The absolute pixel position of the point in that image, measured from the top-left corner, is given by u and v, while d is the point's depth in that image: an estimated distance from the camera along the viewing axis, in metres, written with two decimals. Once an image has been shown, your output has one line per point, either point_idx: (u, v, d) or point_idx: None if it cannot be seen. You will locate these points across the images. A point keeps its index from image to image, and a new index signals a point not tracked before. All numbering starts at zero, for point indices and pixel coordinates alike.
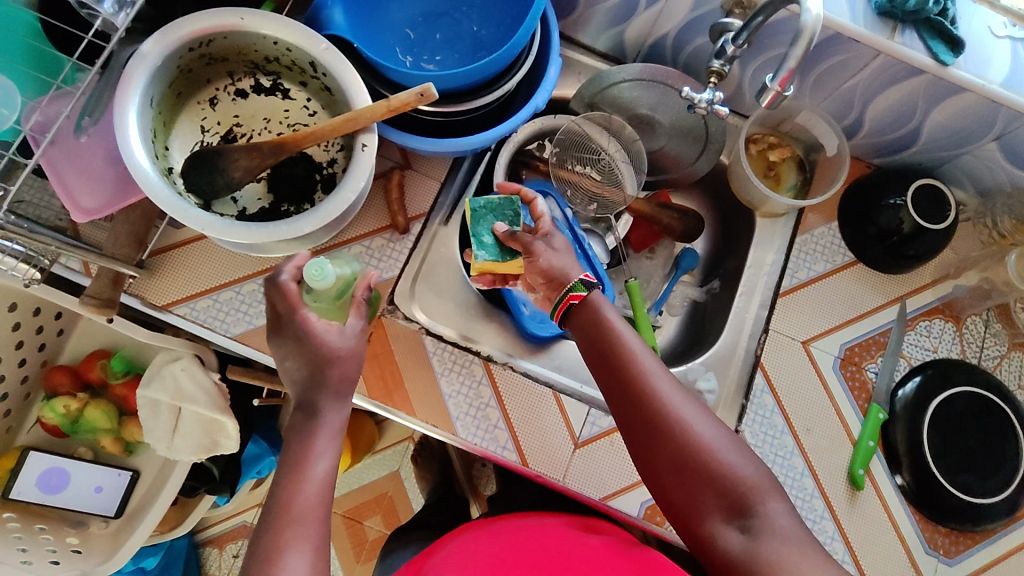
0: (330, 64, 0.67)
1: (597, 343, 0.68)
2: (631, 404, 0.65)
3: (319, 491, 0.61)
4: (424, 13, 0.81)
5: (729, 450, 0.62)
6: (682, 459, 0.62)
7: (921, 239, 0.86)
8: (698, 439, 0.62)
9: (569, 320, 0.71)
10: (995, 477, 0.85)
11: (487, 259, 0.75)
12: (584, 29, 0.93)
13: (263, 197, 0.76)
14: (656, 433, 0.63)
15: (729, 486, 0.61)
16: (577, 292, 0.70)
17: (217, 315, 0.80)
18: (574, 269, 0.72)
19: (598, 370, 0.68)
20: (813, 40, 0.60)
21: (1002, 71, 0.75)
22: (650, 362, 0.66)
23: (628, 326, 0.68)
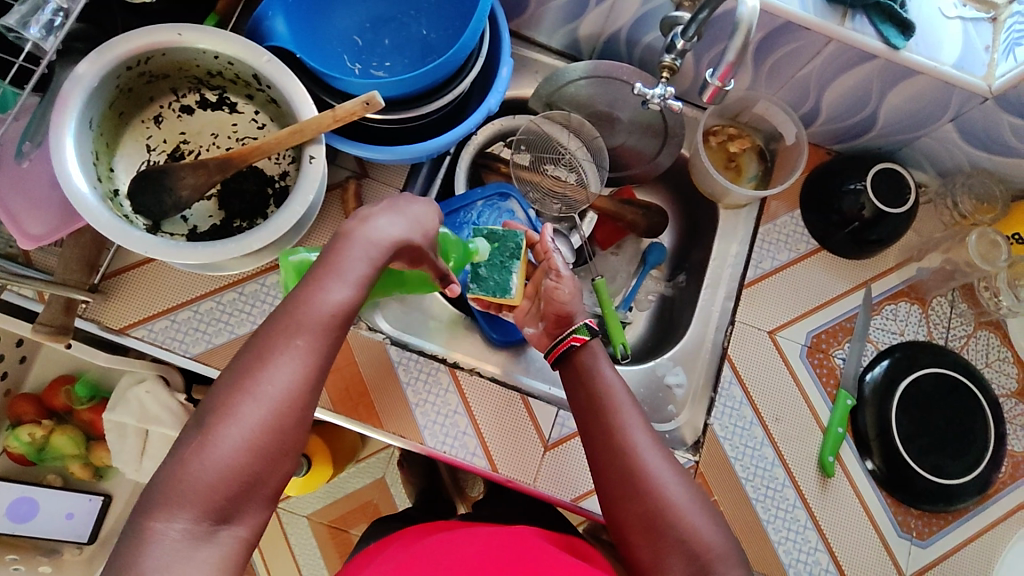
0: (273, 75, 0.66)
1: (586, 390, 0.68)
2: (609, 456, 0.64)
3: (338, 319, 0.54)
4: (371, 19, 0.80)
5: (699, 515, 0.61)
6: (651, 519, 0.61)
7: (883, 223, 0.86)
8: (669, 500, 0.61)
9: (564, 361, 0.72)
10: (964, 457, 0.85)
11: (480, 292, 0.77)
12: (538, 28, 0.92)
13: (214, 214, 0.75)
14: (629, 488, 0.62)
15: (695, 551, 0.59)
16: (579, 334, 0.71)
17: (176, 335, 0.79)
18: (580, 314, 0.75)
19: (582, 417, 0.68)
20: (751, 33, 0.60)
21: (952, 53, 0.75)
22: (634, 417, 0.66)
23: (617, 378, 0.69)
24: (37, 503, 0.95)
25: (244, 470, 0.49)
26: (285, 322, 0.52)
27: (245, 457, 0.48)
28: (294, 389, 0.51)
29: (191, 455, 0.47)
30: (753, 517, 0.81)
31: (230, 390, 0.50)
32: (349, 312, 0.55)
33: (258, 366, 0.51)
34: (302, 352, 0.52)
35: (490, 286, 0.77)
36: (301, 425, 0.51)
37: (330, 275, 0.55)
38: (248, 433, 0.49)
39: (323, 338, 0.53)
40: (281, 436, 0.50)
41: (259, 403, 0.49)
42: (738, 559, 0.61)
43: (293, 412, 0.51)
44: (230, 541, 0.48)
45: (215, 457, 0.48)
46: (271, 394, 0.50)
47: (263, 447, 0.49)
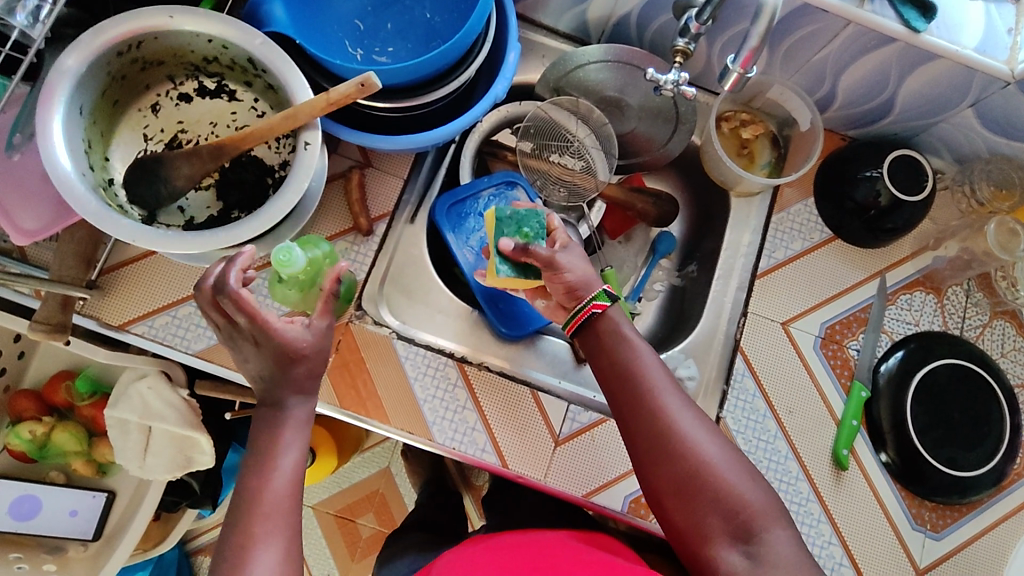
0: (268, 59, 0.64)
1: (610, 358, 0.70)
2: (640, 421, 0.67)
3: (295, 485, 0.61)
4: (373, 2, 0.76)
5: (734, 472, 0.64)
6: (687, 480, 0.64)
7: (899, 211, 0.84)
8: (704, 460, 0.64)
9: (583, 331, 0.71)
10: (980, 448, 0.84)
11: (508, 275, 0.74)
12: (545, 10, 0.90)
13: (212, 205, 0.73)
14: (663, 452, 0.65)
15: (732, 508, 0.63)
16: (601, 301, 0.70)
17: (177, 332, 0.77)
18: (596, 280, 0.71)
19: (610, 385, 0.70)
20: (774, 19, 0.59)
21: (975, 37, 0.73)
22: (663, 381, 0.67)
23: (641, 341, 0.70)
24: (41, 500, 0.94)
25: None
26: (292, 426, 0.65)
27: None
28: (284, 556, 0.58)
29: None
30: None
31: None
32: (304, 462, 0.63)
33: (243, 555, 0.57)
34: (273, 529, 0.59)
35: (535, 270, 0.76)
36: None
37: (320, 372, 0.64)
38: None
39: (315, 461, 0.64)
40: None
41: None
42: (779, 515, 0.63)
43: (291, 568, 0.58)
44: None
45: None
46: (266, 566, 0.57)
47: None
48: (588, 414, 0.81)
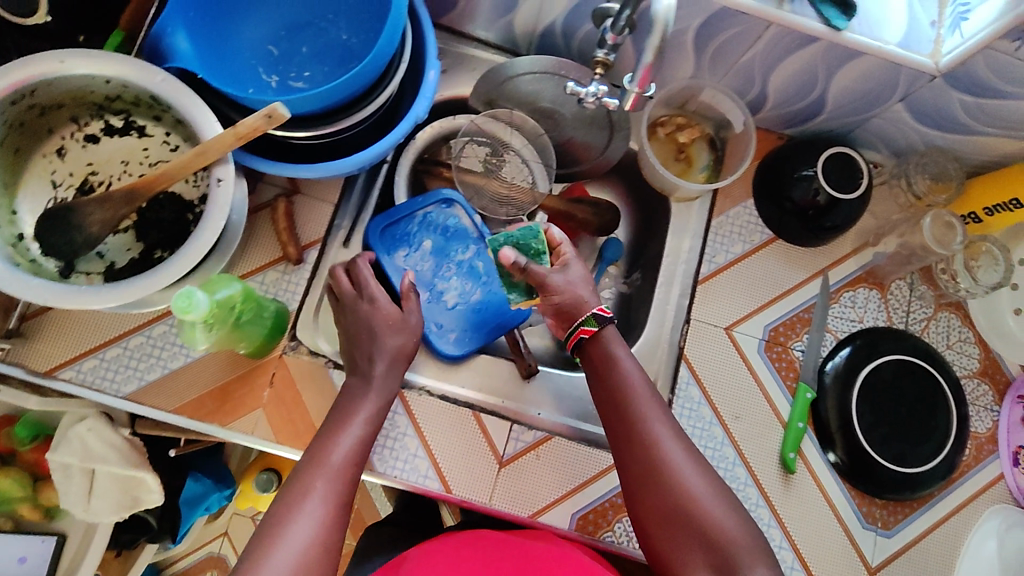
0: (170, 95, 0.62)
1: (605, 383, 0.71)
2: (631, 448, 0.68)
3: (351, 462, 0.64)
4: (286, 26, 0.74)
5: (718, 505, 0.64)
6: (673, 510, 0.64)
7: (838, 209, 0.84)
8: (689, 491, 0.64)
9: (581, 350, 0.74)
10: (928, 443, 0.84)
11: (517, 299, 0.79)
12: (472, 22, 0.88)
13: (132, 247, 0.70)
14: (650, 480, 0.66)
15: (715, 542, 0.62)
16: (588, 326, 0.72)
17: (106, 375, 0.75)
18: (589, 300, 0.74)
19: (604, 411, 0.72)
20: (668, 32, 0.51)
21: (898, 32, 0.72)
22: (653, 409, 0.69)
23: (636, 369, 0.72)
24: None
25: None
26: (312, 459, 0.63)
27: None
28: (320, 529, 0.59)
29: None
30: None
31: (261, 545, 0.57)
32: (364, 446, 0.66)
33: (285, 516, 0.59)
34: (322, 492, 0.61)
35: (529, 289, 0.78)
36: (327, 563, 0.58)
37: (344, 419, 0.67)
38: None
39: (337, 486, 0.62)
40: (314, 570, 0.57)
41: (288, 550, 0.57)
42: (760, 552, 0.62)
43: (324, 546, 0.58)
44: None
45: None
46: (301, 533, 0.58)
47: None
48: (532, 433, 0.80)
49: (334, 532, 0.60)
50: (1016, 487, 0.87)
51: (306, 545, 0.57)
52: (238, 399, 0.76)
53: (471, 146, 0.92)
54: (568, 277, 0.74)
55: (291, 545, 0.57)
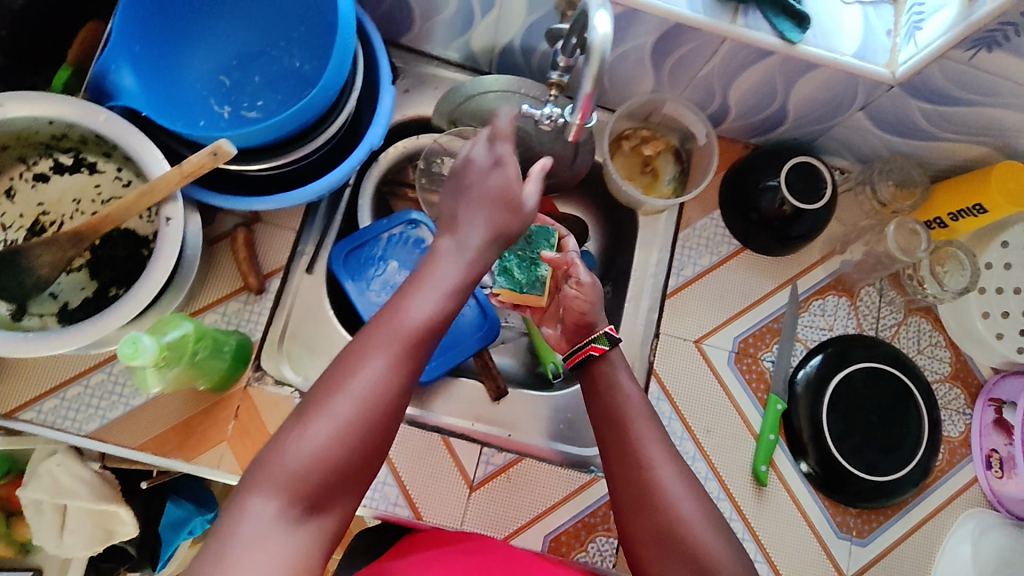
0: (114, 134, 0.61)
1: (603, 404, 0.71)
2: (626, 469, 0.67)
3: (434, 322, 0.55)
4: (237, 55, 0.73)
5: (709, 530, 0.63)
6: (666, 533, 0.63)
7: (802, 219, 0.83)
8: (683, 513, 0.63)
9: (582, 366, 0.75)
10: (900, 450, 0.84)
11: (502, 284, 0.83)
12: (431, 41, 0.87)
13: (87, 286, 0.69)
14: (644, 501, 0.65)
15: (704, 567, 0.61)
16: (599, 344, 0.74)
17: (67, 415, 0.74)
18: (601, 322, 0.77)
19: (599, 427, 0.71)
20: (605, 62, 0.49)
21: (853, 42, 0.71)
22: (647, 427, 0.69)
23: (633, 388, 0.72)
24: None
25: (323, 481, 0.50)
26: (380, 327, 0.54)
27: (334, 447, 0.50)
28: (383, 381, 0.52)
29: (267, 462, 0.49)
30: None
31: (319, 386, 0.52)
32: (457, 298, 0.58)
33: (352, 365, 0.53)
34: (393, 354, 0.53)
35: (519, 279, 0.83)
36: (378, 442, 0.52)
37: (423, 285, 0.57)
38: (335, 434, 0.50)
39: (407, 358, 0.54)
40: (370, 429, 0.51)
41: (351, 396, 0.51)
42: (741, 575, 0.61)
43: (383, 406, 0.52)
44: (321, 525, 0.49)
45: (303, 449, 0.49)
46: (357, 391, 0.51)
47: (343, 460, 0.50)
48: (502, 455, 0.80)
49: (403, 364, 0.53)
50: (991, 491, 0.86)
51: (365, 395, 0.52)
52: (202, 433, 0.76)
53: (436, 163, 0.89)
54: (574, 287, 0.78)
55: (351, 395, 0.51)
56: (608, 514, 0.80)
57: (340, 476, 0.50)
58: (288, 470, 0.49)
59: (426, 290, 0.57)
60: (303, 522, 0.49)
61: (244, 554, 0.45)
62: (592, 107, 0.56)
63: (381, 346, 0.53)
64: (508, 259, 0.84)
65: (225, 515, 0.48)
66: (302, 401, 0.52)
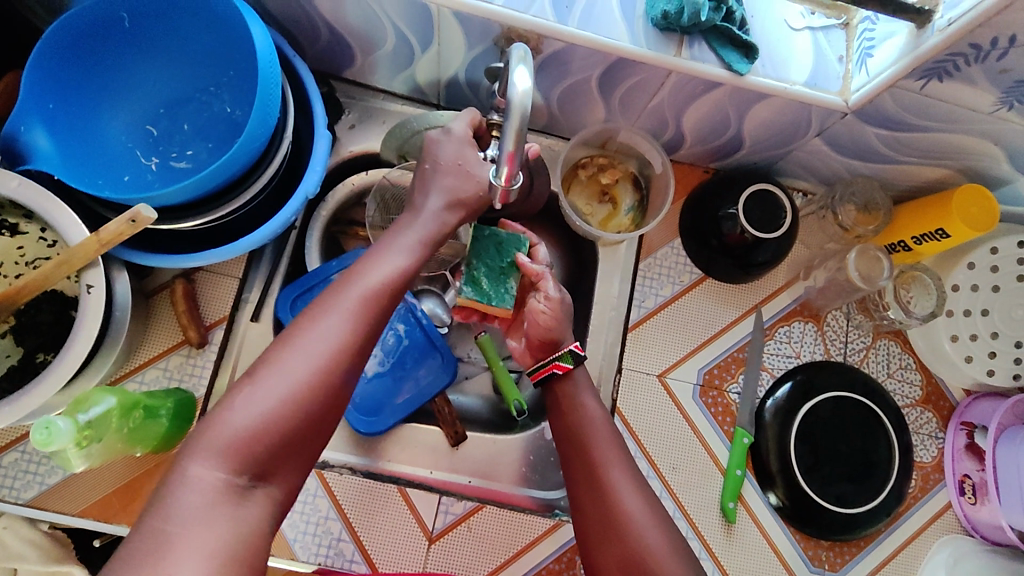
0: (28, 200, 0.58)
1: (570, 429, 0.70)
2: (593, 494, 0.66)
3: (388, 292, 0.57)
4: (165, 103, 0.70)
5: (677, 558, 0.61)
6: (633, 559, 0.61)
7: (762, 248, 0.81)
8: (651, 539, 0.62)
9: (546, 384, 0.74)
10: (871, 479, 0.82)
11: (468, 295, 0.69)
12: (375, 76, 0.84)
13: (12, 353, 0.66)
14: (611, 527, 0.63)
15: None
16: (563, 362, 0.72)
17: (4, 482, 0.72)
18: (567, 337, 0.74)
19: (565, 454, 0.71)
20: (526, 123, 0.47)
21: (804, 70, 0.69)
22: (612, 453, 0.68)
23: (599, 411, 0.71)
24: None
25: (272, 440, 0.50)
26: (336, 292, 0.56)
27: (272, 414, 0.50)
28: (335, 346, 0.53)
29: (214, 420, 0.49)
30: None
31: (271, 349, 0.53)
32: (409, 275, 0.59)
33: (299, 329, 0.53)
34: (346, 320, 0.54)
35: (490, 294, 0.69)
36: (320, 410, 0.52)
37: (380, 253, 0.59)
38: (284, 394, 0.50)
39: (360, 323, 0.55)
40: (317, 397, 0.52)
41: (302, 357, 0.52)
42: None
43: (334, 370, 0.53)
44: (267, 494, 0.50)
45: (251, 406, 0.50)
46: (307, 355, 0.52)
47: (293, 420, 0.51)
48: (462, 504, 0.77)
49: (356, 340, 0.54)
50: (965, 516, 0.84)
51: (314, 360, 0.52)
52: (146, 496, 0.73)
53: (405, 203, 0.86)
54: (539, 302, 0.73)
55: (306, 354, 0.52)
56: (573, 560, 0.77)
57: (287, 436, 0.51)
58: (235, 428, 0.49)
59: (378, 261, 0.58)
60: (247, 487, 0.49)
61: (184, 531, 0.45)
62: (522, 161, 0.53)
63: (336, 312, 0.54)
64: (475, 264, 0.70)
65: (171, 481, 0.47)
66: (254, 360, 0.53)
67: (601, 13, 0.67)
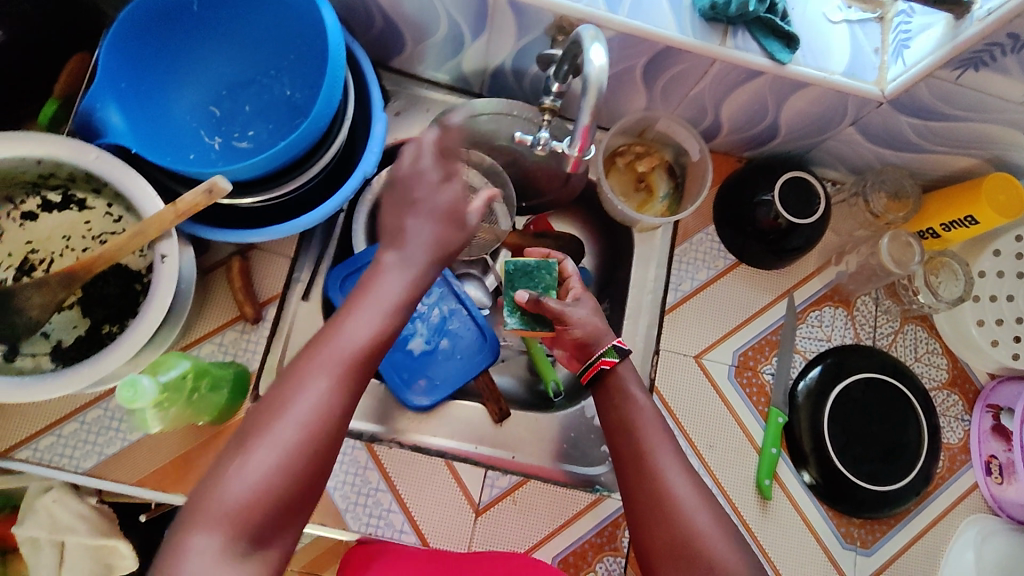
0: (106, 172, 0.60)
1: (617, 414, 0.70)
2: (638, 477, 0.65)
3: (374, 348, 0.54)
4: (228, 85, 0.73)
5: (724, 540, 0.60)
6: (682, 543, 0.60)
7: (797, 233, 0.83)
8: (699, 522, 0.61)
9: (595, 382, 0.73)
10: (900, 459, 0.84)
11: (514, 326, 0.76)
12: (422, 64, 0.87)
13: (79, 324, 0.68)
14: (657, 509, 0.62)
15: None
16: (608, 358, 0.71)
17: (64, 451, 0.74)
18: (607, 334, 0.74)
19: (613, 439, 0.70)
20: (603, 93, 0.50)
21: (842, 60, 0.72)
22: (662, 440, 0.66)
23: (649, 400, 0.70)
24: None
25: (264, 514, 0.48)
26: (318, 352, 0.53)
27: (269, 479, 0.48)
28: (323, 407, 0.51)
29: (204, 499, 0.48)
30: None
31: (250, 423, 0.50)
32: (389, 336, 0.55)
33: (286, 390, 0.51)
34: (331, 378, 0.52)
35: (531, 319, 0.75)
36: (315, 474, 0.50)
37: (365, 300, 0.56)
38: (272, 466, 0.48)
39: (347, 375, 0.52)
40: (310, 457, 0.50)
41: (291, 418, 0.50)
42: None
43: (319, 436, 0.50)
44: (264, 557, 0.48)
45: (239, 483, 0.48)
46: (290, 426, 0.49)
47: (283, 489, 0.49)
48: (507, 478, 0.79)
49: (343, 396, 0.52)
50: (992, 496, 0.87)
51: (304, 422, 0.50)
52: (201, 466, 0.75)
53: None
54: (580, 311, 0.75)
55: (292, 423, 0.49)
56: (614, 534, 0.80)
57: (283, 500, 0.49)
58: (227, 504, 0.47)
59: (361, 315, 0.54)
60: (244, 554, 0.47)
61: None
62: (592, 137, 0.56)
63: (313, 379, 0.51)
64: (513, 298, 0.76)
65: (179, 550, 0.46)
66: (240, 426, 0.51)
67: (649, 2, 0.70)
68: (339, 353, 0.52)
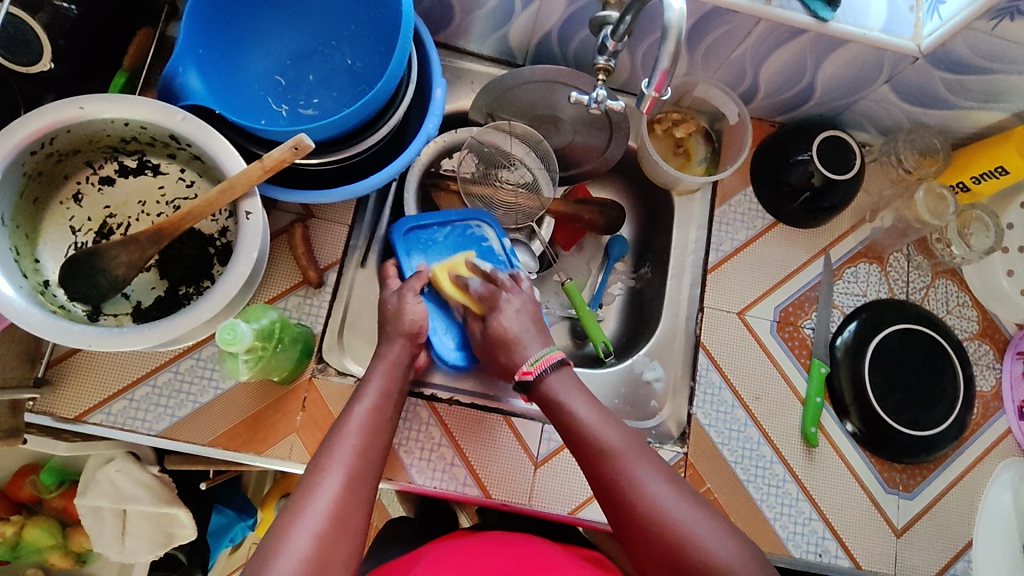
0: (191, 133, 0.62)
1: (573, 440, 0.68)
2: (612, 501, 0.64)
3: (367, 431, 0.65)
4: (292, 55, 0.75)
5: (710, 534, 0.59)
6: (665, 551, 0.59)
7: (833, 190, 0.86)
8: (678, 528, 0.60)
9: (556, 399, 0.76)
10: (937, 405, 0.87)
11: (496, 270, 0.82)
12: (467, 37, 0.89)
13: (157, 285, 0.70)
14: (637, 529, 0.61)
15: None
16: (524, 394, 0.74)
17: (136, 415, 0.74)
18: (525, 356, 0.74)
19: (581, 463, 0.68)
20: (682, 37, 0.56)
21: (880, 18, 0.75)
22: (625, 453, 0.65)
23: (599, 413, 0.68)
24: None
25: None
26: (327, 445, 0.63)
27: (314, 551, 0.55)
28: (347, 483, 0.60)
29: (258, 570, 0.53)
30: (747, 499, 0.82)
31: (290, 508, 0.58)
32: (384, 418, 0.67)
33: (311, 481, 0.59)
34: (345, 458, 0.62)
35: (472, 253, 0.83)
36: (352, 539, 0.58)
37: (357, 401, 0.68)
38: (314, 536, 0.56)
39: (357, 451, 0.63)
40: (343, 527, 0.57)
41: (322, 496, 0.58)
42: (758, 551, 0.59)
43: (350, 507, 0.59)
44: None
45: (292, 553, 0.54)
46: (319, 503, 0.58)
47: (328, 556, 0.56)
48: None
49: (360, 480, 0.61)
50: None
51: (334, 497, 0.58)
52: (271, 426, 0.76)
53: (492, 156, 0.92)
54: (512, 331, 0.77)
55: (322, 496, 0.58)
56: None
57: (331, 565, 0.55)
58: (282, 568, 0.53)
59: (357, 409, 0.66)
60: None
61: None
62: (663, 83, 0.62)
63: (335, 468, 0.61)
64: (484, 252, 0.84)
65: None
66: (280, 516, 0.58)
67: None
68: (348, 433, 0.64)
